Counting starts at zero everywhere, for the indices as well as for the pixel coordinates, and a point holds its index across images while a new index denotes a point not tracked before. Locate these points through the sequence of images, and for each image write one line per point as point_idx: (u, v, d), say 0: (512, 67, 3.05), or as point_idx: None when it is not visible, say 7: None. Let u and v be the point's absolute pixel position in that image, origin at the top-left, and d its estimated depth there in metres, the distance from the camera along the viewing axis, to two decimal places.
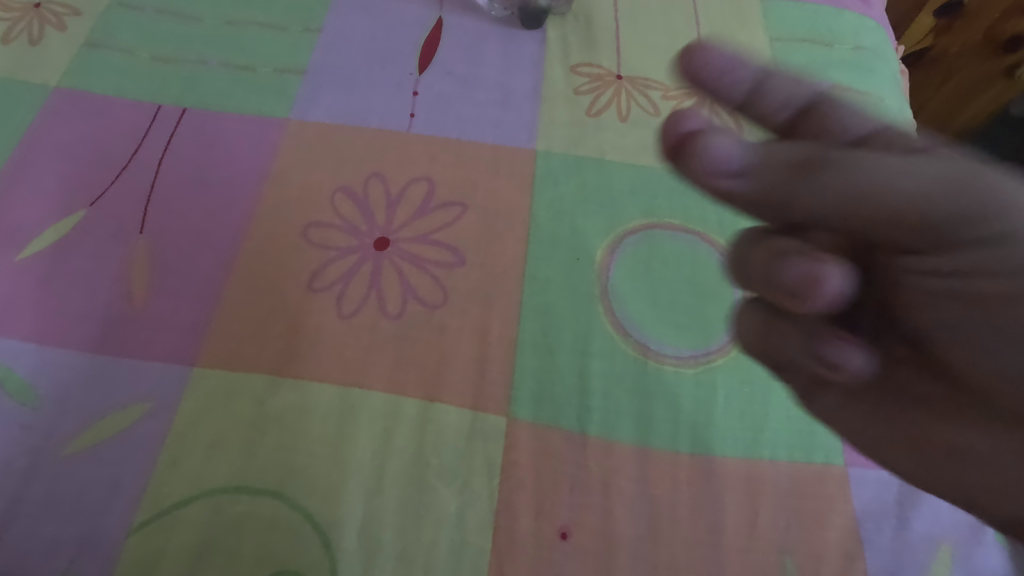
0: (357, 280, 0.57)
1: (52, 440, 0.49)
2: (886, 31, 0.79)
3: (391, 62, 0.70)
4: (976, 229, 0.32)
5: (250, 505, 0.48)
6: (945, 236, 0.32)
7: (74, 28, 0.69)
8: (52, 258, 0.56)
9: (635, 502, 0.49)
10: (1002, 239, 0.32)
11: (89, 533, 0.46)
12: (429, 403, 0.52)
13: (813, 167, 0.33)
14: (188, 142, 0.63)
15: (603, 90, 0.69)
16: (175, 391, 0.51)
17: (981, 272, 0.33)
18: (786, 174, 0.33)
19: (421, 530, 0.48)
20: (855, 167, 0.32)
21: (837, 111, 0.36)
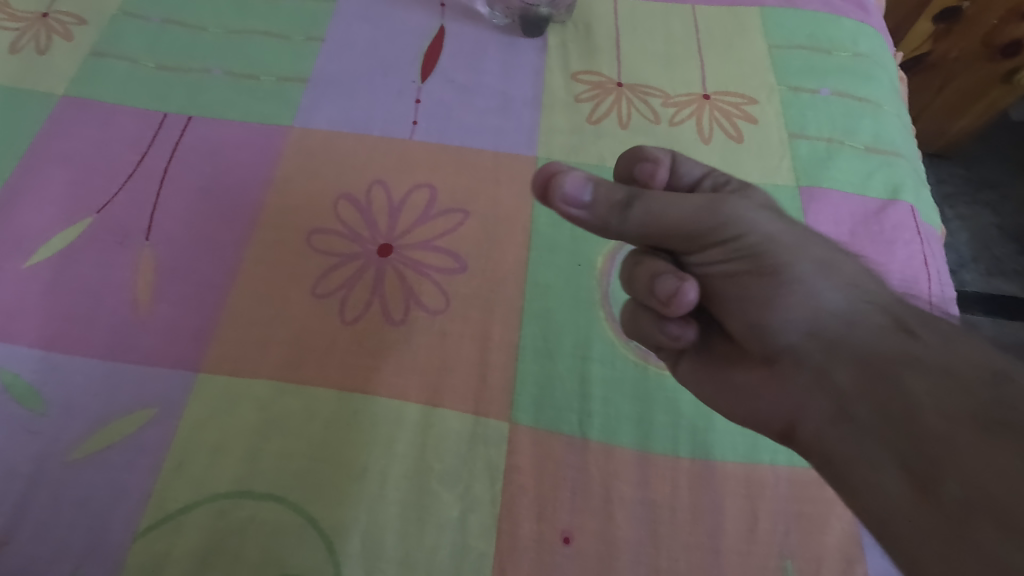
0: (360, 286, 0.57)
1: (59, 445, 0.50)
2: (884, 37, 0.79)
3: (393, 70, 0.71)
4: (727, 239, 0.43)
5: (254, 509, 0.48)
6: (712, 246, 0.44)
7: (79, 37, 0.70)
8: (58, 265, 0.57)
9: (636, 506, 0.50)
10: (759, 248, 0.43)
11: (95, 538, 0.47)
12: (431, 409, 0.53)
13: (633, 203, 0.43)
14: (193, 150, 0.64)
15: (603, 97, 0.70)
16: (179, 396, 0.52)
17: (751, 272, 0.43)
18: (613, 208, 0.42)
19: (424, 534, 0.48)
20: (662, 203, 0.42)
21: (679, 169, 0.48)
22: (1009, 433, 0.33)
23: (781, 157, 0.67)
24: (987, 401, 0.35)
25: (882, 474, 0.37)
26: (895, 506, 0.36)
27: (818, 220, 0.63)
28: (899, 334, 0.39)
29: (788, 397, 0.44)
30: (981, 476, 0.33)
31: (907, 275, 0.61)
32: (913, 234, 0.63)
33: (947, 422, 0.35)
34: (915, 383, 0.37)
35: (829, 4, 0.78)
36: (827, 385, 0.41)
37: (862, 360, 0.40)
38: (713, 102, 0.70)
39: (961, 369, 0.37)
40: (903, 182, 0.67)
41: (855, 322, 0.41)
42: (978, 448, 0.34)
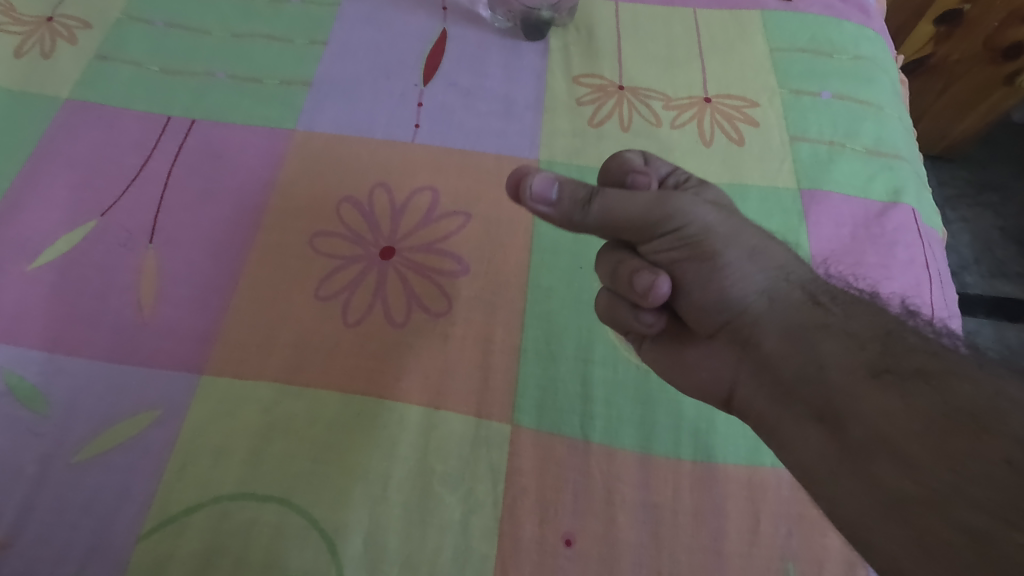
0: (363, 288, 0.58)
1: (63, 447, 0.50)
2: (884, 40, 0.80)
3: (395, 74, 0.71)
4: (673, 229, 0.46)
5: (256, 512, 0.48)
6: (658, 237, 0.46)
7: (84, 41, 0.70)
8: (63, 268, 0.57)
9: (637, 509, 0.50)
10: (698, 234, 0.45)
11: (99, 539, 0.47)
12: (434, 411, 0.53)
13: (593, 198, 0.45)
14: (196, 153, 0.64)
15: (605, 100, 0.70)
16: (182, 399, 0.52)
17: (692, 258, 0.46)
18: (575, 205, 0.45)
19: (426, 536, 0.48)
20: (617, 199, 0.45)
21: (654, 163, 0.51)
22: (898, 379, 0.37)
23: (782, 159, 0.67)
24: (881, 354, 0.39)
25: (802, 430, 0.41)
26: (816, 457, 0.40)
27: (820, 223, 0.63)
28: (811, 306, 0.44)
29: (727, 370, 0.48)
30: (877, 420, 0.37)
31: (909, 278, 0.61)
32: (915, 237, 0.63)
33: (848, 377, 0.39)
34: (824, 347, 0.41)
35: (830, 7, 0.79)
36: (755, 356, 0.45)
37: (782, 329, 0.44)
38: (715, 105, 0.70)
39: (862, 331, 0.41)
40: (905, 185, 0.67)
41: (776, 298, 0.45)
42: (875, 395, 0.38)
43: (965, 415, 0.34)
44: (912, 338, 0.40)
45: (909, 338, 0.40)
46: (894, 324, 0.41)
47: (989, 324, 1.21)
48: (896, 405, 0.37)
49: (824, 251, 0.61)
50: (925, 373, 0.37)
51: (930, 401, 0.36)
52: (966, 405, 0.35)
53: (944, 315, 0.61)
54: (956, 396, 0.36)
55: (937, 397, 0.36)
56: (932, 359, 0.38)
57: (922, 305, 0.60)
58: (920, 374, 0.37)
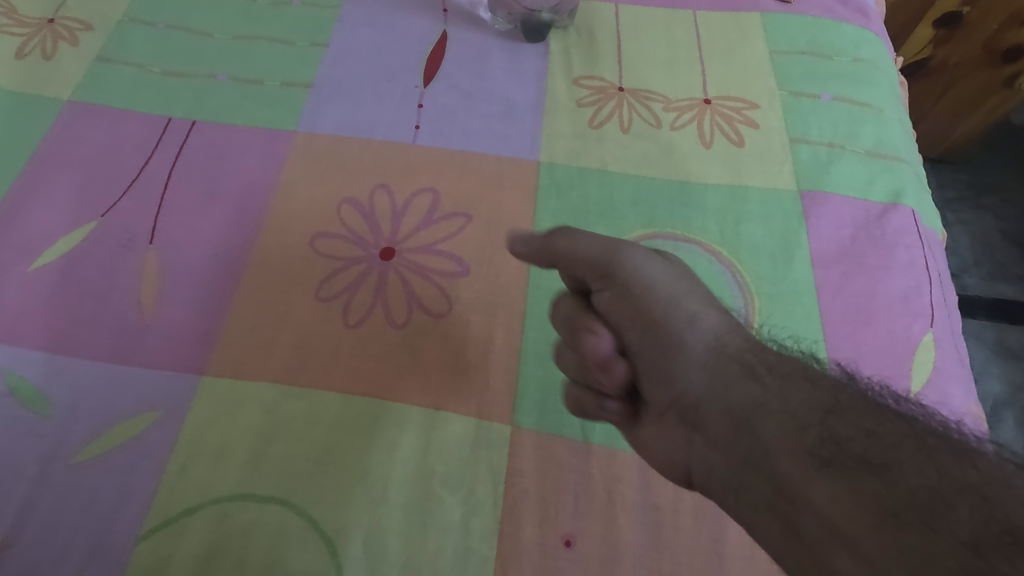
0: (363, 290, 0.58)
1: (63, 447, 0.50)
2: (884, 43, 0.80)
3: (396, 76, 0.71)
4: (619, 280, 0.44)
5: (257, 512, 0.48)
6: (608, 287, 0.45)
7: (86, 43, 0.71)
8: (63, 268, 0.57)
9: (638, 510, 0.50)
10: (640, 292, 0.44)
11: (98, 539, 0.47)
12: (434, 412, 0.53)
13: (560, 233, 0.47)
14: (197, 155, 0.64)
15: (605, 102, 0.70)
16: (183, 399, 0.52)
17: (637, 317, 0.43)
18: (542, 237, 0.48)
19: (427, 537, 0.48)
20: (578, 241, 0.46)
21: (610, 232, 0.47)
22: (838, 470, 0.32)
23: (782, 161, 0.67)
24: (822, 439, 0.34)
25: (766, 523, 0.35)
26: (783, 551, 0.34)
27: (820, 225, 0.63)
28: (747, 379, 0.38)
29: (679, 452, 0.42)
30: (819, 509, 0.32)
31: (909, 280, 0.61)
32: (915, 239, 0.63)
33: (792, 462, 0.34)
34: (767, 430, 0.36)
35: (830, 10, 0.79)
36: (702, 437, 0.39)
37: (725, 409, 0.38)
38: (715, 107, 0.70)
39: (799, 406, 0.36)
40: (905, 187, 0.67)
41: (715, 369, 0.40)
42: (817, 484, 0.32)
43: (912, 511, 0.29)
44: (847, 410, 0.34)
45: (849, 413, 0.34)
46: (833, 396, 0.36)
47: (988, 327, 1.21)
48: (841, 496, 0.31)
49: (824, 253, 0.61)
50: (868, 461, 0.32)
51: (874, 494, 0.31)
52: (914, 496, 0.30)
53: (945, 318, 0.61)
54: (904, 484, 0.30)
55: (876, 491, 0.31)
56: (880, 440, 0.32)
57: (922, 307, 0.60)
58: (863, 463, 0.32)
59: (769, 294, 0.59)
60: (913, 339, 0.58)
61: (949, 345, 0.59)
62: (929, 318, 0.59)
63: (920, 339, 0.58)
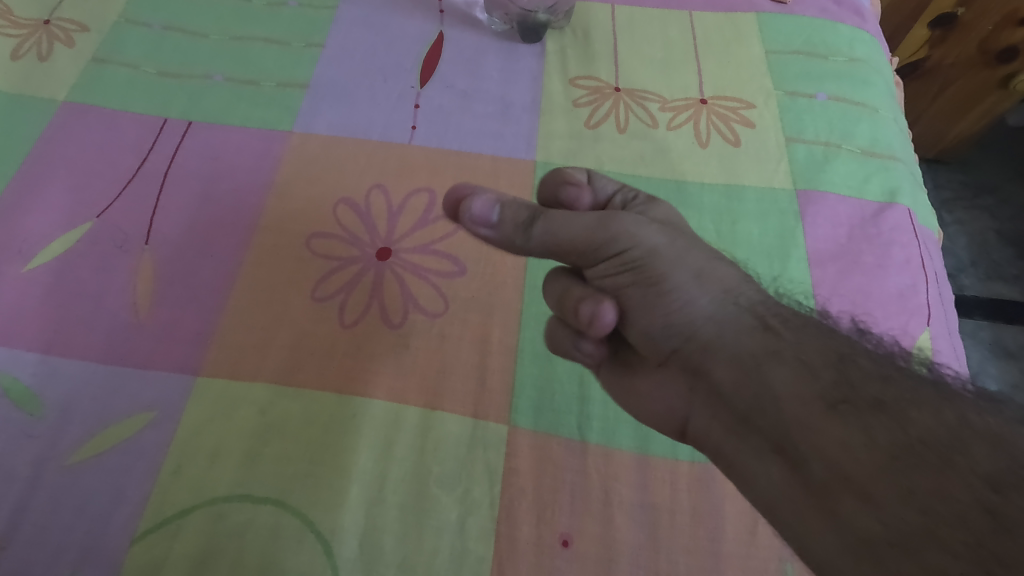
0: (359, 289, 0.58)
1: (56, 449, 0.50)
2: (879, 43, 0.80)
3: (392, 76, 0.71)
4: (615, 253, 0.44)
5: (252, 513, 0.48)
6: (604, 259, 0.45)
7: (81, 44, 0.71)
8: (58, 269, 0.57)
9: (635, 510, 0.50)
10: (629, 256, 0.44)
11: (92, 541, 0.47)
12: (430, 412, 0.53)
13: (534, 222, 0.44)
14: (193, 155, 0.64)
15: (601, 102, 0.70)
16: (178, 400, 0.52)
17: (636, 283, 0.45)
18: (517, 228, 0.44)
19: (423, 537, 0.48)
20: (560, 222, 0.44)
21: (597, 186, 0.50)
22: (853, 410, 0.36)
23: (778, 160, 0.67)
24: (836, 383, 0.37)
25: (763, 463, 0.39)
26: (782, 487, 0.37)
27: (815, 223, 0.63)
28: (760, 333, 0.41)
29: (683, 398, 0.46)
30: (834, 452, 0.35)
31: (905, 278, 0.61)
32: (911, 237, 0.63)
33: (803, 404, 0.37)
34: (777, 375, 0.39)
35: (825, 10, 0.79)
36: (707, 385, 0.43)
37: (734, 360, 0.42)
38: (711, 107, 0.70)
39: (812, 354, 0.39)
40: (900, 185, 0.67)
41: (726, 322, 0.43)
42: (829, 424, 0.36)
43: (930, 449, 0.33)
44: (862, 360, 0.39)
45: (863, 362, 0.39)
46: (847, 347, 0.40)
47: (985, 327, 1.21)
48: (855, 435, 0.35)
49: (820, 251, 0.61)
50: (883, 402, 0.36)
51: (889, 435, 0.34)
52: (929, 435, 0.34)
53: (941, 315, 0.61)
54: (916, 422, 0.34)
55: (891, 431, 0.34)
56: (892, 386, 0.37)
57: (918, 305, 0.60)
58: (877, 404, 0.36)
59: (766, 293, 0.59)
60: (910, 337, 0.58)
61: (945, 343, 0.59)
62: (925, 317, 0.59)
63: (916, 338, 0.58)
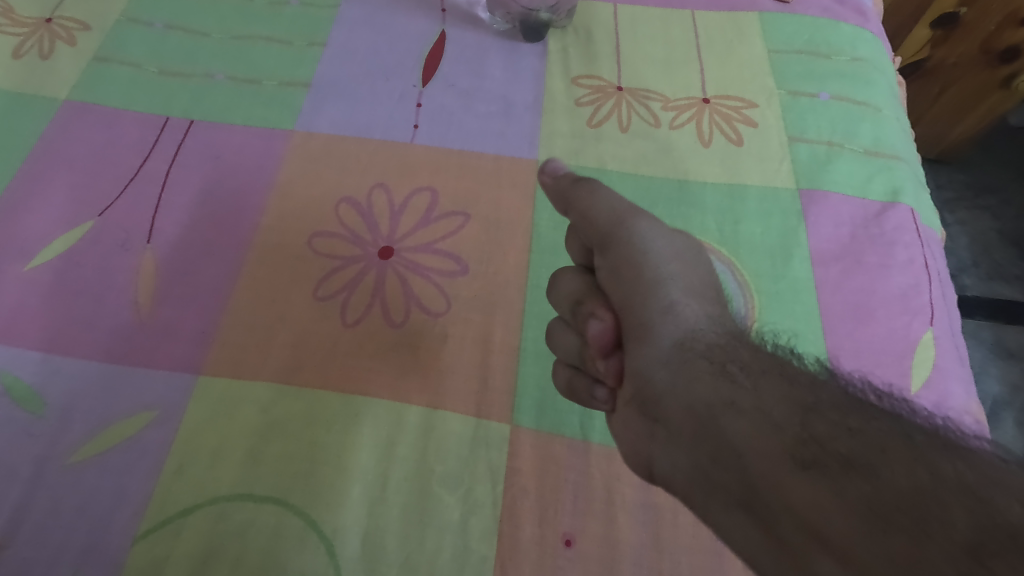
0: (361, 289, 0.58)
1: (58, 448, 0.50)
2: (882, 42, 0.80)
3: (394, 75, 0.71)
4: (612, 249, 0.47)
5: (254, 513, 0.48)
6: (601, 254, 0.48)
7: (83, 43, 0.70)
8: (60, 268, 0.57)
9: (638, 509, 0.50)
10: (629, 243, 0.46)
11: (93, 540, 0.47)
12: (433, 411, 0.52)
13: (584, 181, 0.48)
14: (195, 154, 0.64)
15: (604, 101, 0.70)
16: (180, 399, 0.52)
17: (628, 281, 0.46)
18: (571, 181, 0.49)
19: (426, 537, 0.48)
20: (596, 194, 0.47)
21: None
22: (822, 471, 0.32)
23: (780, 160, 0.67)
24: (799, 440, 0.34)
25: (730, 519, 0.35)
26: (755, 552, 0.33)
27: (818, 223, 0.63)
28: (718, 377, 0.39)
29: (645, 442, 0.43)
30: (802, 512, 0.32)
31: (908, 278, 0.61)
32: (914, 237, 0.63)
33: (769, 463, 0.34)
34: (733, 428, 0.36)
35: (827, 9, 0.79)
36: (664, 431, 0.40)
37: (689, 408, 0.39)
38: (713, 106, 0.70)
39: (774, 406, 0.36)
40: (903, 185, 0.67)
41: (680, 369, 0.41)
42: (796, 485, 0.32)
43: (902, 514, 0.29)
44: (826, 410, 0.35)
45: (828, 414, 0.35)
46: (812, 395, 0.36)
47: (987, 327, 1.21)
48: (824, 496, 0.31)
49: (823, 251, 0.61)
50: (851, 459, 0.32)
51: (860, 495, 0.31)
52: (905, 500, 0.30)
53: (944, 315, 0.61)
54: (889, 482, 0.31)
55: (864, 494, 0.31)
56: (859, 440, 0.33)
57: (921, 305, 0.60)
58: (847, 464, 0.32)
59: (768, 294, 0.59)
60: (913, 337, 0.58)
61: (949, 343, 0.59)
62: (928, 317, 0.59)
63: (919, 338, 0.58)
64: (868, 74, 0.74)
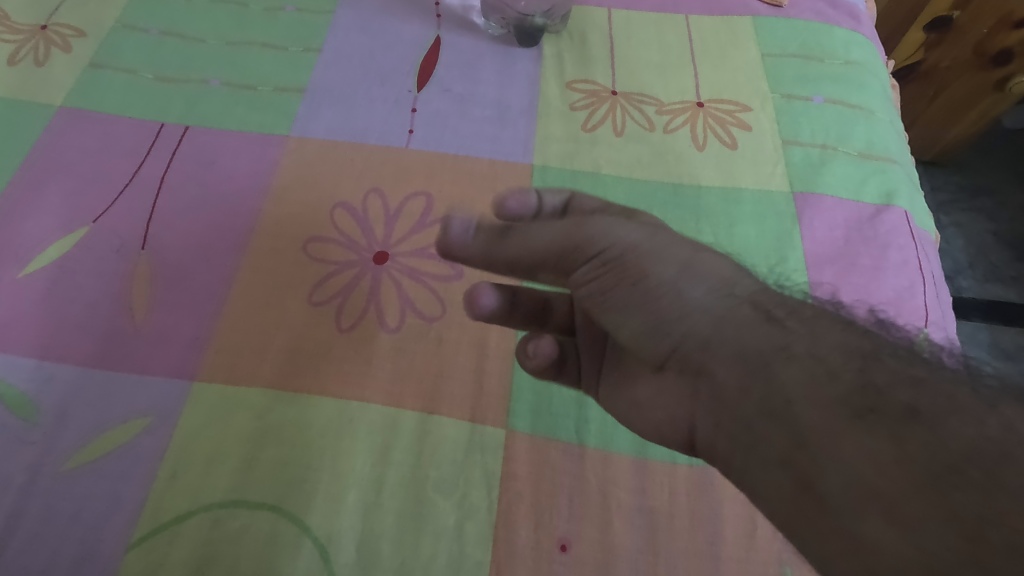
0: (356, 294, 0.57)
1: (51, 455, 0.49)
2: (875, 45, 0.80)
3: (389, 81, 0.72)
4: (595, 254, 0.42)
5: (249, 519, 0.48)
6: (581, 263, 0.43)
7: (78, 49, 0.71)
8: (54, 275, 0.57)
9: (633, 514, 0.50)
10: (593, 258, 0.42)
11: (86, 548, 0.46)
12: (427, 416, 0.52)
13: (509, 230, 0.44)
14: (190, 160, 0.64)
15: (598, 105, 0.71)
16: (174, 406, 0.52)
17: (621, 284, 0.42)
18: (493, 240, 0.43)
19: (420, 543, 0.48)
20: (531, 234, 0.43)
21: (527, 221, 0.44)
22: (884, 420, 0.31)
23: (774, 163, 0.67)
24: (858, 387, 0.33)
25: (769, 470, 0.34)
26: (793, 502, 0.33)
27: (813, 226, 0.63)
28: (764, 323, 0.38)
29: (683, 404, 0.41)
30: (857, 463, 0.31)
31: (902, 280, 0.61)
32: (908, 239, 0.63)
33: (823, 412, 0.33)
34: (782, 372, 0.35)
35: (820, 13, 0.79)
36: (707, 385, 0.39)
37: (738, 358, 0.37)
38: (707, 110, 0.70)
39: (829, 351, 0.35)
40: (897, 188, 0.67)
41: (726, 319, 0.39)
42: (852, 434, 0.31)
43: (974, 466, 0.29)
44: (886, 357, 0.34)
45: (887, 360, 0.34)
46: (871, 343, 0.36)
47: (984, 328, 1.21)
48: (882, 448, 0.30)
49: (818, 253, 0.61)
50: (916, 412, 0.31)
51: (927, 450, 0.29)
52: (973, 452, 0.29)
53: (938, 317, 0.61)
54: (956, 434, 0.30)
55: (930, 446, 0.30)
56: (925, 388, 0.32)
57: (915, 307, 0.60)
58: (910, 414, 0.31)
59: None
60: None
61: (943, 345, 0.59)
62: (922, 319, 0.59)
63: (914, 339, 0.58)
64: (861, 79, 0.74)
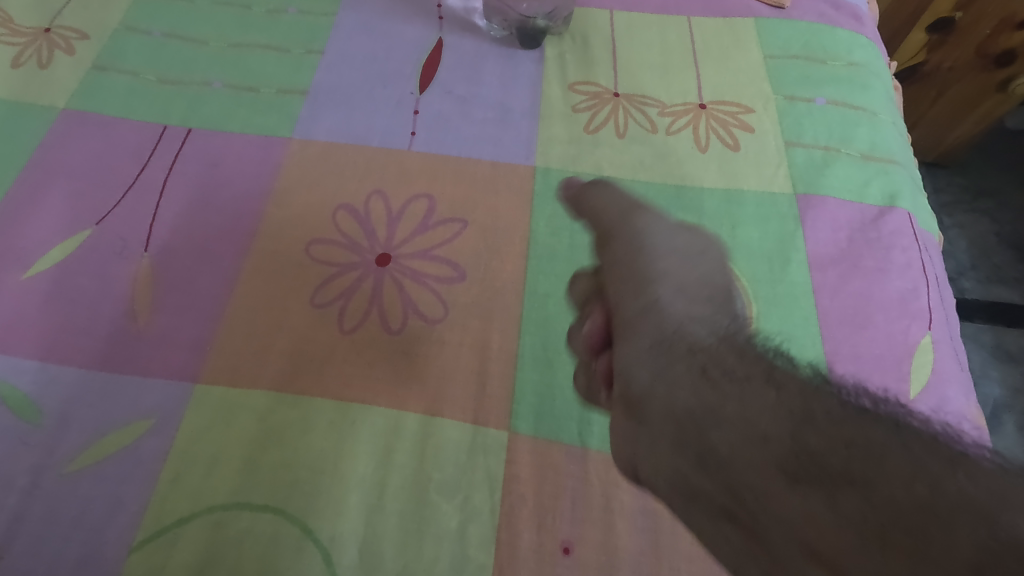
0: (358, 296, 0.57)
1: (54, 457, 0.49)
2: (877, 47, 0.80)
3: (392, 83, 0.72)
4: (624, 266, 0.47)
5: (252, 521, 0.48)
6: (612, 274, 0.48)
7: (80, 51, 0.71)
8: (57, 277, 0.57)
9: (636, 516, 0.49)
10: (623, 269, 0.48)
11: (89, 551, 0.46)
12: (430, 418, 0.52)
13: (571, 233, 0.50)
14: (193, 162, 0.64)
15: (600, 107, 0.71)
16: (176, 407, 0.52)
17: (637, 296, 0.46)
18: None
19: (423, 545, 0.48)
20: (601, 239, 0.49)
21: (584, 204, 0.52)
22: (814, 485, 0.30)
23: (777, 165, 0.67)
24: (786, 446, 0.32)
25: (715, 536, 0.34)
26: (736, 560, 0.33)
27: (816, 227, 0.63)
28: (701, 382, 0.37)
29: (629, 453, 0.42)
30: (791, 531, 0.30)
31: (905, 282, 0.61)
32: (911, 241, 0.63)
33: (754, 476, 0.32)
34: (715, 434, 0.35)
35: (822, 14, 0.79)
36: (647, 435, 0.39)
37: (672, 413, 0.38)
38: (710, 111, 0.70)
39: (756, 407, 0.34)
40: (900, 190, 0.67)
41: (665, 371, 0.40)
42: (782, 501, 0.31)
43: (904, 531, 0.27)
44: (821, 415, 0.32)
45: (817, 413, 0.32)
46: (804, 400, 0.33)
47: (987, 330, 1.21)
48: (813, 515, 0.29)
49: (821, 255, 0.61)
50: (844, 471, 0.30)
51: (856, 514, 0.28)
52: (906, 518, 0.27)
53: (942, 321, 0.60)
54: (886, 499, 0.28)
55: (857, 509, 0.28)
56: (857, 450, 0.30)
57: (919, 309, 0.60)
58: (840, 475, 0.30)
59: (766, 298, 0.59)
60: (911, 341, 0.58)
61: (946, 347, 0.59)
62: (926, 321, 0.59)
63: (917, 341, 0.58)
64: (865, 80, 0.74)
